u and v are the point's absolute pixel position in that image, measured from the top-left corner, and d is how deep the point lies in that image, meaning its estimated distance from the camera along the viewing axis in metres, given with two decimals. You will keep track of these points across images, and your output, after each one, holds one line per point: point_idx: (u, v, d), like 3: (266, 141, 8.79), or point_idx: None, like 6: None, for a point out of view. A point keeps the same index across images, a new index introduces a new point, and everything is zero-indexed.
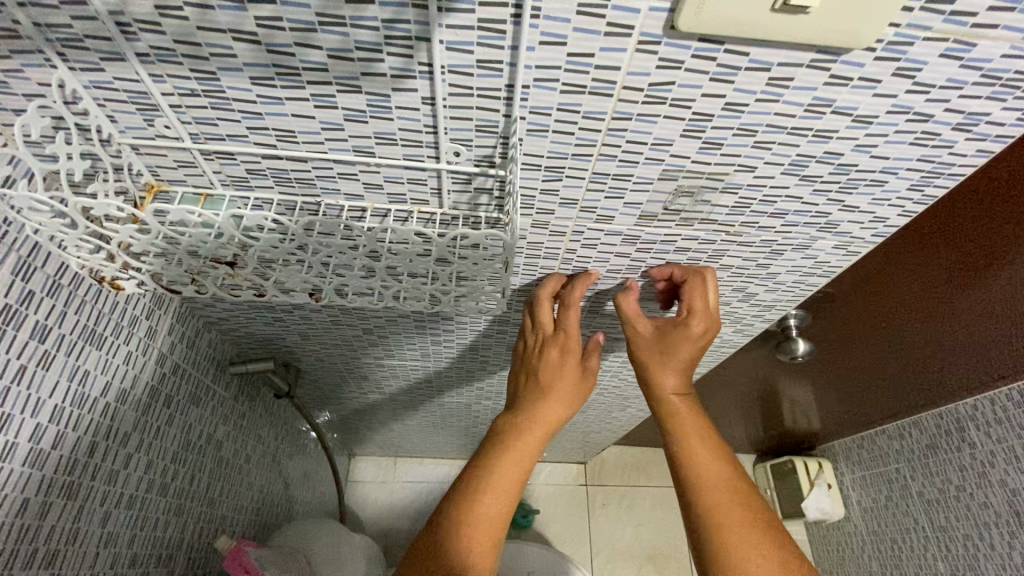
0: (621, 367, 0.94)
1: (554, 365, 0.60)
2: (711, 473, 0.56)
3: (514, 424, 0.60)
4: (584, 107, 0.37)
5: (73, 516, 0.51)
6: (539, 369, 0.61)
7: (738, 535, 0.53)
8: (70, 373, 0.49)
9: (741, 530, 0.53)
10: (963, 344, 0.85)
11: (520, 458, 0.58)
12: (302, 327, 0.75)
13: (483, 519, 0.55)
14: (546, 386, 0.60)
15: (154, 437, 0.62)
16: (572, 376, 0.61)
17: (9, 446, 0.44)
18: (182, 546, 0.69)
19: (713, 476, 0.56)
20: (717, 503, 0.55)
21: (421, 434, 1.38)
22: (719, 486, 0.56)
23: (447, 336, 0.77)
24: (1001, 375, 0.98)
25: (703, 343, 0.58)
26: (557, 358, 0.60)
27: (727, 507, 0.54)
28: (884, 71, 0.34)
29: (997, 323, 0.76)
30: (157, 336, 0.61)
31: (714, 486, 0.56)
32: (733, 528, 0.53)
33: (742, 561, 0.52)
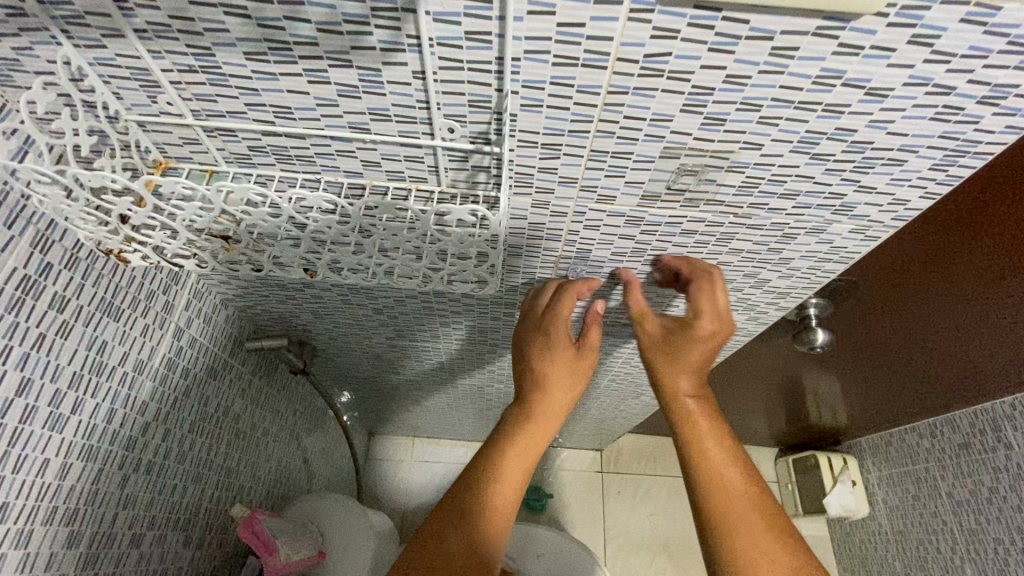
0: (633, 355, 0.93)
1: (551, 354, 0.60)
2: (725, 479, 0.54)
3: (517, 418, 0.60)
4: (578, 80, 0.36)
5: (92, 477, 0.53)
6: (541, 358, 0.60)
7: (754, 548, 0.51)
8: (88, 343, 0.51)
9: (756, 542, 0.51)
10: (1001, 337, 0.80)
11: (526, 454, 0.58)
12: (314, 305, 0.76)
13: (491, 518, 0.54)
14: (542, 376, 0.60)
15: (171, 407, 0.65)
16: (566, 359, 0.60)
17: (29, 409, 0.46)
18: (200, 512, 0.72)
19: (726, 483, 0.54)
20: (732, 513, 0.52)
21: (438, 416, 1.40)
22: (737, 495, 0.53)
23: (455, 317, 0.77)
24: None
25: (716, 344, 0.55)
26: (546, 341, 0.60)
27: (741, 516, 0.52)
28: (899, 38, 0.32)
29: None
30: (174, 310, 0.64)
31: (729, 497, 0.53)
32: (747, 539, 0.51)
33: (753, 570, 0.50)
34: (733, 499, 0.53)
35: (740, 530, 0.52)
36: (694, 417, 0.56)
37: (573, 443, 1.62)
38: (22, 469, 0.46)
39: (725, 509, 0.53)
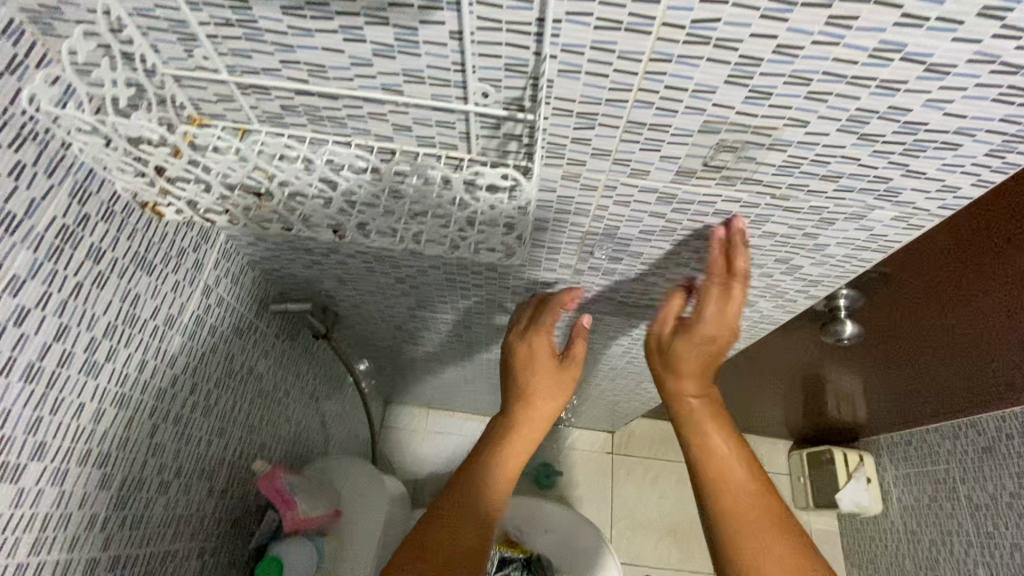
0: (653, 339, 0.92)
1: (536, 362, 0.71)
2: (735, 490, 0.59)
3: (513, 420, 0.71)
4: (620, 45, 0.35)
5: (124, 424, 0.55)
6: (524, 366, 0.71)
7: (755, 538, 0.56)
8: (122, 295, 0.53)
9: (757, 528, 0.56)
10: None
11: (518, 453, 0.68)
12: (339, 271, 0.77)
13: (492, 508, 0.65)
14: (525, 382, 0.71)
15: (199, 363, 0.67)
16: (548, 368, 0.70)
17: (66, 354, 0.48)
18: (223, 465, 0.75)
19: (730, 476, 0.60)
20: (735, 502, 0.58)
21: (453, 389, 1.41)
22: (745, 503, 0.58)
23: (477, 291, 0.77)
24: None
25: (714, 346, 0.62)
26: (532, 351, 0.70)
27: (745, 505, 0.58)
28: (968, 10, 0.30)
29: None
30: (203, 269, 0.65)
31: (736, 507, 0.58)
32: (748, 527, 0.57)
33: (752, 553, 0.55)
34: (742, 497, 0.58)
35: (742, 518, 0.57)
36: (702, 426, 0.63)
37: (585, 424, 1.63)
38: (59, 411, 0.48)
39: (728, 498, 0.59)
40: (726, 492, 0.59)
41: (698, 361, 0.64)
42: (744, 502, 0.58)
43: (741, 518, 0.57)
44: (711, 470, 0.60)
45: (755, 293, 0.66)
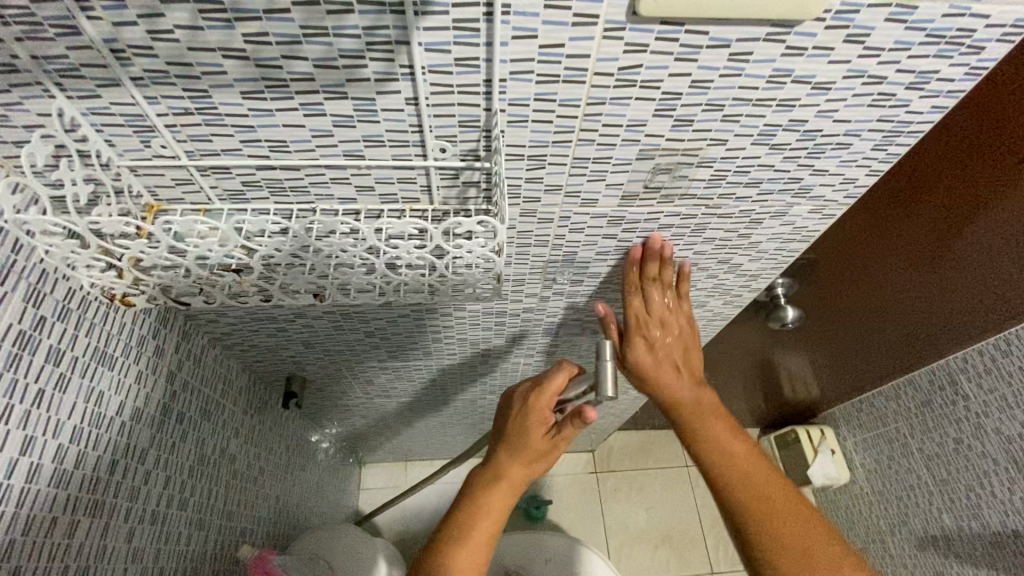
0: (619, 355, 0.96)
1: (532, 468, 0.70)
2: (719, 429, 0.66)
3: (459, 536, 0.64)
4: (559, 95, 0.39)
5: (100, 533, 0.52)
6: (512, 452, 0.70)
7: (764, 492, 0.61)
8: (85, 395, 0.51)
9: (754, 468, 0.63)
10: (968, 290, 0.87)
11: (486, 521, 0.65)
12: (305, 335, 0.76)
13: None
14: (505, 476, 0.69)
15: (170, 453, 0.64)
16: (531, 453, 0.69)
17: (35, 468, 0.45)
18: (206, 558, 0.71)
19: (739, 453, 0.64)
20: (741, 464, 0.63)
21: (428, 435, 1.40)
22: (753, 466, 0.63)
23: (447, 332, 0.79)
24: (1008, 316, 0.98)
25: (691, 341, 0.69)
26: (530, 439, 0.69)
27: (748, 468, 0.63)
28: (836, 38, 0.36)
29: (991, 268, 0.79)
30: (165, 354, 0.63)
31: (770, 496, 0.61)
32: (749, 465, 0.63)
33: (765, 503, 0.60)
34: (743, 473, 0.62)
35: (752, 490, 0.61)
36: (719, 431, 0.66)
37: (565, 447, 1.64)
38: (31, 532, 0.45)
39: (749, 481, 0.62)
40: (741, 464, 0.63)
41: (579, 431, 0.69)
42: (775, 486, 0.62)
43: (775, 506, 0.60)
44: (711, 428, 0.66)
45: (704, 294, 0.71)
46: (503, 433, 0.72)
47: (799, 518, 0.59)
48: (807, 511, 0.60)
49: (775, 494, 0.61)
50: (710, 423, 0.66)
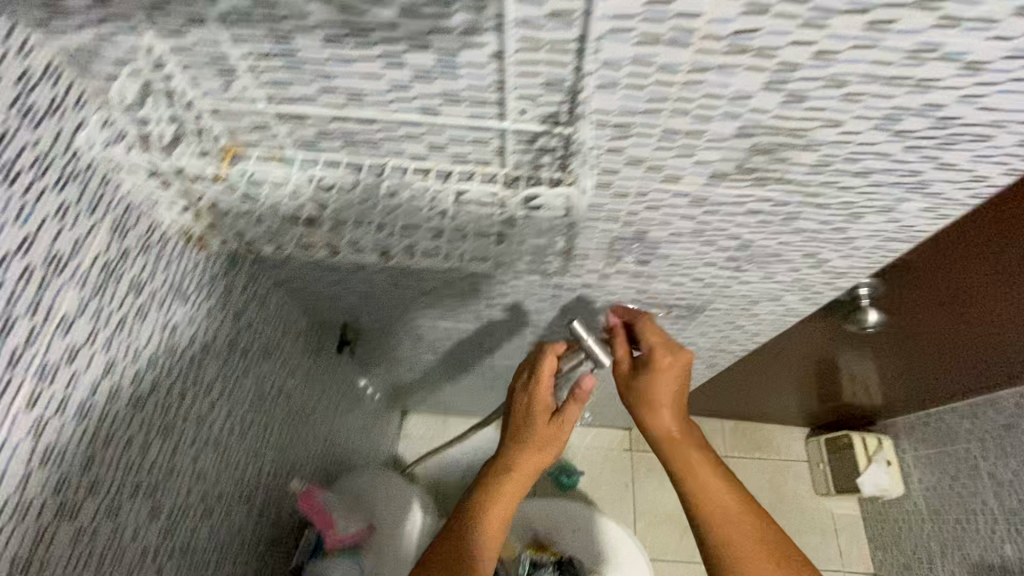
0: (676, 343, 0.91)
1: (542, 457, 0.70)
2: (678, 437, 0.70)
3: (467, 526, 0.67)
4: (659, 58, 0.35)
5: (169, 454, 0.56)
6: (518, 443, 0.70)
7: (710, 485, 0.66)
8: (161, 326, 0.53)
9: (696, 451, 0.69)
10: None
11: (497, 513, 0.68)
12: (362, 288, 0.77)
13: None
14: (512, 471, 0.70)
15: (232, 387, 0.67)
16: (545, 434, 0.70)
17: (115, 389, 0.48)
18: (259, 486, 0.76)
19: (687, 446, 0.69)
20: (686, 455, 0.68)
21: (470, 394, 1.42)
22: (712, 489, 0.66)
23: (500, 299, 0.78)
24: None
25: (682, 368, 0.68)
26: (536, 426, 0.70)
27: (692, 457, 0.68)
28: (1007, 9, 0.30)
29: None
30: (233, 292, 0.65)
31: (726, 518, 0.64)
32: (693, 450, 0.69)
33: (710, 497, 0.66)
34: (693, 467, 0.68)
35: (700, 482, 0.67)
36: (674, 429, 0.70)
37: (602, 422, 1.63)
38: (110, 447, 0.48)
39: (698, 475, 0.67)
40: (700, 488, 0.66)
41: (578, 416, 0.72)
42: (708, 471, 0.67)
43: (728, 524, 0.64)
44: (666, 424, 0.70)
45: (780, 288, 0.66)
46: (511, 428, 0.72)
47: (752, 536, 0.63)
48: (750, 515, 0.65)
49: (721, 487, 0.67)
50: (664, 419, 0.70)
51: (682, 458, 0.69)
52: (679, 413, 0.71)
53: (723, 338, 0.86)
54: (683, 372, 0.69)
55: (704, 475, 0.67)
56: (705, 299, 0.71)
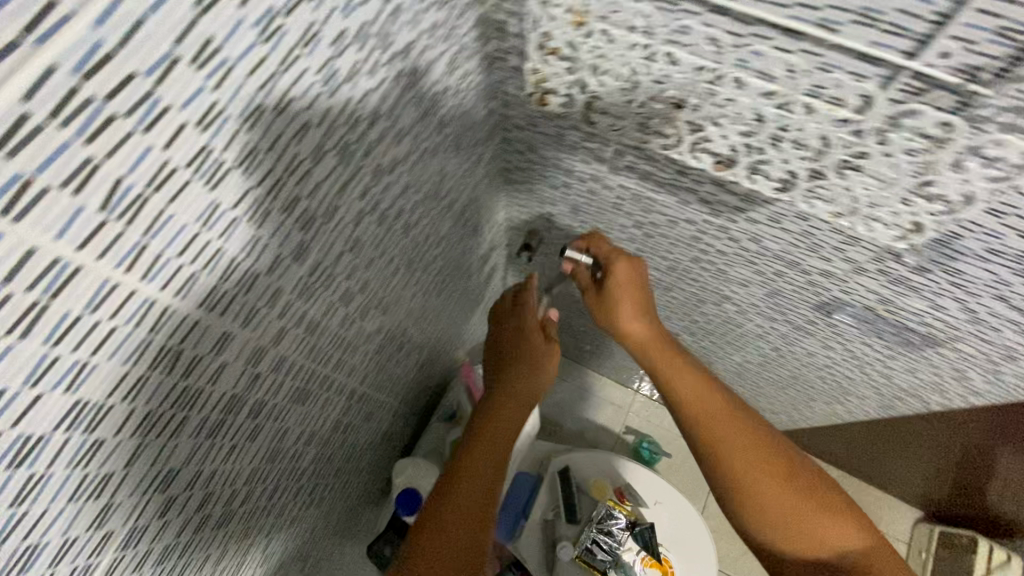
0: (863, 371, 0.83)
1: (538, 399, 0.74)
2: (706, 409, 0.70)
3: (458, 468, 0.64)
4: None
5: (401, 286, 0.61)
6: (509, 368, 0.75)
7: (737, 457, 0.67)
8: (436, 171, 0.56)
9: (728, 422, 0.68)
10: None
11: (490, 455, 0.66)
12: (579, 200, 0.77)
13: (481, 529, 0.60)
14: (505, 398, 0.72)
15: (446, 249, 0.72)
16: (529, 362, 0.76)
17: (399, 213, 0.52)
18: (427, 345, 0.82)
19: (711, 415, 0.69)
20: (712, 424, 0.68)
21: (590, 341, 1.43)
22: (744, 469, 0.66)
23: (711, 259, 0.74)
24: None
25: (638, 280, 0.73)
26: (527, 348, 0.77)
27: (720, 423, 0.68)
28: None
29: None
30: (476, 164, 0.67)
31: (760, 485, 0.66)
32: (721, 421, 0.68)
33: (744, 471, 0.66)
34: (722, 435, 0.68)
35: (724, 453, 0.67)
36: (692, 386, 0.71)
37: None
38: (382, 261, 0.53)
39: (722, 443, 0.68)
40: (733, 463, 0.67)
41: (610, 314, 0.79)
42: (741, 441, 0.67)
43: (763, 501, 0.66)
44: (684, 392, 0.71)
45: None
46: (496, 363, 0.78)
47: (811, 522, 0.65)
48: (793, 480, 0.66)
49: (753, 460, 0.67)
50: (677, 386, 0.71)
51: (710, 432, 0.68)
52: (681, 369, 0.72)
53: (928, 382, 0.77)
54: (639, 281, 0.74)
55: (733, 443, 0.67)
56: (955, 333, 0.63)
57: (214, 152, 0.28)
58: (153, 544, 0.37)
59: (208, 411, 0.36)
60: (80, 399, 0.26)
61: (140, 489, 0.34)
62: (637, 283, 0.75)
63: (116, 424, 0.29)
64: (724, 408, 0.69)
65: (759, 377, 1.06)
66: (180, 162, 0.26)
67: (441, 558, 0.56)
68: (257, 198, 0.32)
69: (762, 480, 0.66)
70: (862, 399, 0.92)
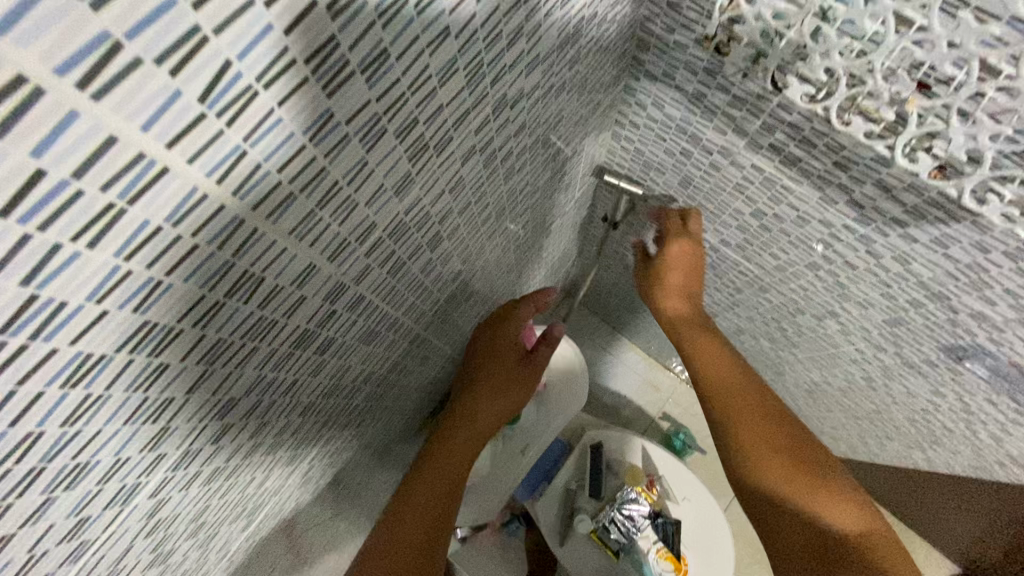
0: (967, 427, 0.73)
1: (511, 398, 0.68)
2: (714, 359, 0.60)
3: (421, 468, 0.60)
4: None
5: (487, 235, 0.55)
6: (487, 357, 0.71)
7: (729, 396, 0.56)
8: (553, 111, 0.49)
9: (726, 366, 0.59)
10: None
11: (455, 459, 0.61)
12: (693, 173, 0.68)
13: (444, 503, 0.57)
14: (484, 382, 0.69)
15: (537, 201, 0.65)
16: (511, 367, 0.70)
17: (509, 154, 0.45)
18: (493, 298, 0.77)
19: (715, 359, 0.59)
20: (711, 366, 0.59)
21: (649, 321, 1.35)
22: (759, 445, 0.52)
23: (834, 270, 0.64)
24: None
25: (697, 259, 0.69)
26: (507, 358, 0.71)
27: (721, 362, 0.59)
28: None
29: None
30: (593, 111, 0.59)
31: (748, 414, 0.54)
32: (718, 364, 0.59)
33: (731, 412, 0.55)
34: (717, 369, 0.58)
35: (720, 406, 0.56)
36: (692, 334, 0.63)
37: None
38: (477, 206, 0.47)
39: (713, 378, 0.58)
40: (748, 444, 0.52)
41: (692, 281, 0.69)
42: (746, 385, 0.57)
43: (797, 489, 0.49)
44: (688, 340, 0.63)
45: None
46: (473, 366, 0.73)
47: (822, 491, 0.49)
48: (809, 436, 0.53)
49: (752, 408, 0.54)
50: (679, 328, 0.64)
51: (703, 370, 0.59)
52: (714, 352, 0.60)
53: None
54: (698, 256, 0.70)
55: (724, 383, 0.57)
56: None
57: (342, 48, 0.22)
58: (204, 468, 0.35)
59: (277, 345, 0.32)
60: (148, 321, 0.22)
61: (199, 418, 0.30)
62: (693, 262, 0.70)
63: (183, 350, 0.25)
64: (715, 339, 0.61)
65: (834, 400, 0.96)
66: (298, 53, 0.20)
67: (402, 526, 0.53)
68: (375, 113, 0.26)
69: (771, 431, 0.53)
70: (953, 453, 0.82)
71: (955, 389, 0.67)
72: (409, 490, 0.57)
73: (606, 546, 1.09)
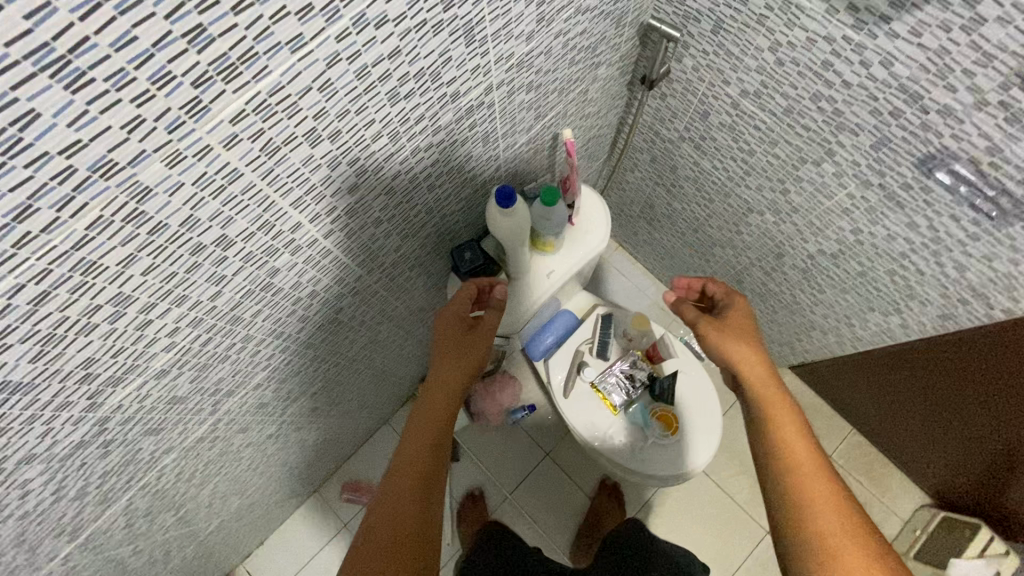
0: (937, 263, 0.86)
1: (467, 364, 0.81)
2: (772, 407, 0.79)
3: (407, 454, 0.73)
4: None
5: (557, 13, 0.69)
6: (443, 345, 0.83)
7: (808, 468, 0.71)
8: None
9: (796, 436, 0.75)
10: None
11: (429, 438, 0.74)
12: (725, 15, 0.81)
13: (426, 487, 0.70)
14: (437, 390, 0.79)
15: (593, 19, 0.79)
16: (460, 342, 0.82)
17: None
18: (542, 122, 0.90)
19: (779, 407, 0.79)
20: (774, 411, 0.78)
21: (662, 232, 1.48)
22: (824, 493, 0.69)
23: (833, 98, 0.78)
24: None
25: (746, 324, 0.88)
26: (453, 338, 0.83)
27: (798, 443, 0.74)
28: None
29: None
30: None
31: (833, 521, 0.66)
32: (786, 429, 0.76)
33: (803, 484, 0.70)
34: (803, 459, 0.72)
35: (789, 450, 0.74)
36: (768, 397, 0.80)
37: None
38: None
39: (803, 477, 0.71)
40: (807, 486, 0.70)
41: (748, 337, 0.87)
42: (805, 448, 0.74)
43: (832, 541, 0.64)
44: (781, 433, 0.76)
45: None
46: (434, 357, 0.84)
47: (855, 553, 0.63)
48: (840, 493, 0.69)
49: (814, 466, 0.72)
50: (777, 429, 0.76)
51: (795, 481, 0.71)
52: (782, 406, 0.79)
53: (1002, 276, 0.80)
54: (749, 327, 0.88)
55: (815, 478, 0.70)
56: None
57: None
58: (362, 52, 0.48)
59: None
60: None
61: None
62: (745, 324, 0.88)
63: None
64: (817, 459, 0.72)
65: (824, 276, 1.09)
66: None
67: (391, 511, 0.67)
68: None
69: (814, 474, 0.71)
70: (924, 306, 0.95)
71: (927, 213, 0.80)
72: (393, 495, 0.69)
73: (609, 402, 1.22)
